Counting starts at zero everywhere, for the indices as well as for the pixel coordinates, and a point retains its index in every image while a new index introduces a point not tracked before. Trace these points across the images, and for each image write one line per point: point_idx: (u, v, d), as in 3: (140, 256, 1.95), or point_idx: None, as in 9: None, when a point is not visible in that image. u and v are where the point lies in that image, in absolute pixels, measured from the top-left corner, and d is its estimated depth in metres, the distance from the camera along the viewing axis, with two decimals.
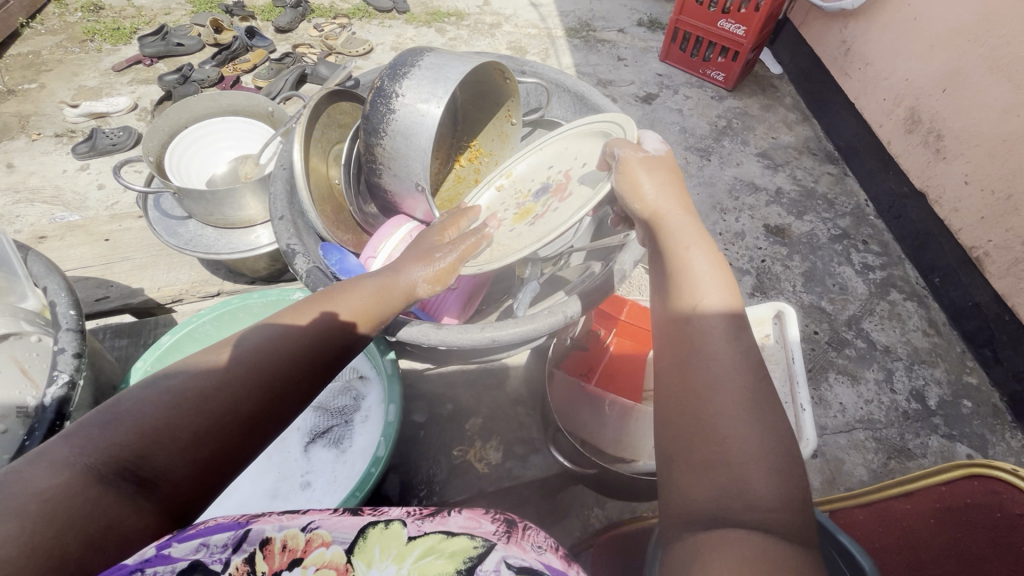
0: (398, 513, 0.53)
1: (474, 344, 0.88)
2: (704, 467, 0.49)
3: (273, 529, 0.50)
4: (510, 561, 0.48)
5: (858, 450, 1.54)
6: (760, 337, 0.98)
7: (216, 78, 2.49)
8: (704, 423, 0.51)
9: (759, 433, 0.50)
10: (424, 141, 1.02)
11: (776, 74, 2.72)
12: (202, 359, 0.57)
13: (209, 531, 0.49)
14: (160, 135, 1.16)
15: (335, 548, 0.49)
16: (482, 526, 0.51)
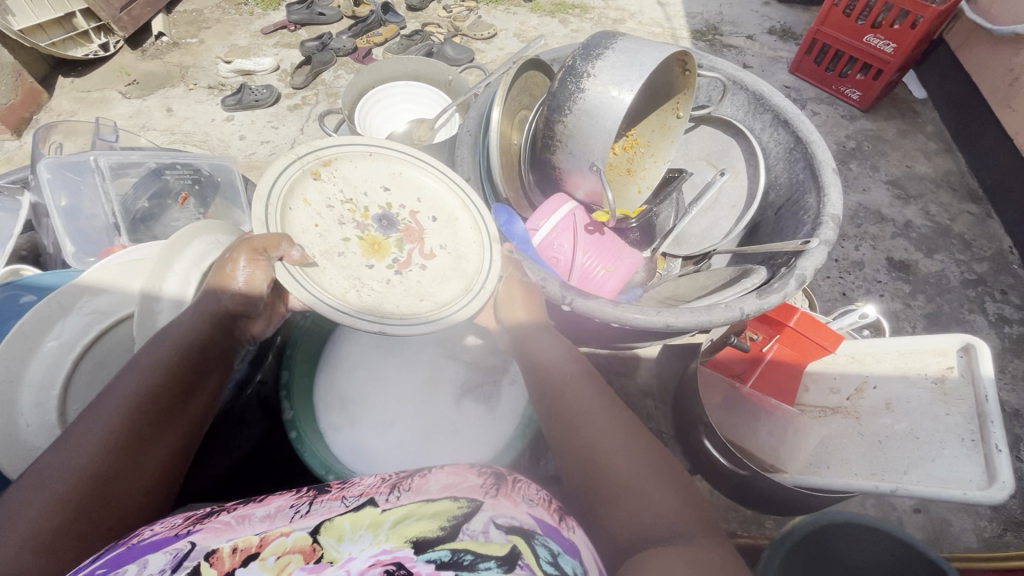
0: (368, 494, 0.50)
1: (647, 326, 0.88)
2: (622, 503, 0.54)
3: (219, 540, 0.44)
4: (499, 521, 0.44)
5: (969, 513, 1.28)
6: (939, 367, 0.92)
7: (349, 48, 2.16)
8: (607, 469, 0.58)
9: (648, 466, 0.58)
10: (611, 123, 1.03)
11: (918, 97, 2.17)
12: (108, 396, 0.61)
13: (140, 553, 0.43)
14: (354, 93, 1.25)
15: (297, 534, 0.43)
16: (466, 481, 0.52)
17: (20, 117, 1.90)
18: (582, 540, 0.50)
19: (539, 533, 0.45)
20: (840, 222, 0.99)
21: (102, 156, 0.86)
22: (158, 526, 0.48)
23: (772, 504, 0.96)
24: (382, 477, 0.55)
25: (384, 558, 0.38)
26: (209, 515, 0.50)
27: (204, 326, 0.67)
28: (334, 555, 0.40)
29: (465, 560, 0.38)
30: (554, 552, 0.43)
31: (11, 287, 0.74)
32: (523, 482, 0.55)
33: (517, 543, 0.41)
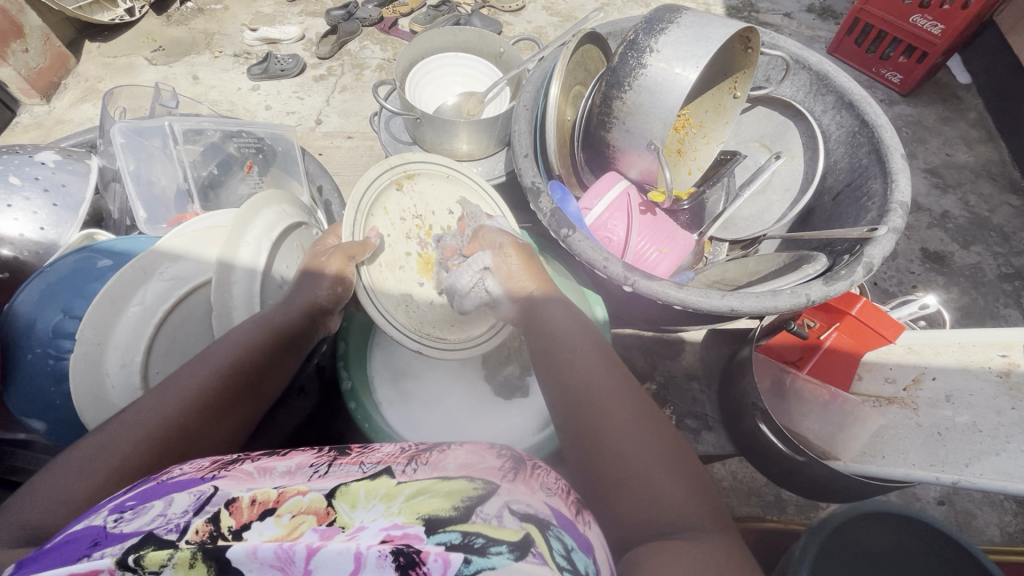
0: (385, 464, 0.47)
1: (710, 310, 0.87)
2: (632, 492, 0.52)
3: (240, 488, 0.41)
4: (514, 507, 0.41)
5: (993, 506, 1.29)
6: (1003, 362, 0.93)
7: (375, 17, 1.98)
8: (621, 453, 0.55)
9: (662, 453, 0.55)
10: (673, 102, 0.98)
11: (960, 84, 2.01)
12: (195, 368, 0.65)
13: (166, 491, 0.42)
14: (403, 63, 1.22)
15: (312, 495, 0.40)
16: (484, 462, 0.49)
17: (50, 82, 1.85)
18: (598, 535, 0.47)
19: (554, 524, 0.42)
20: (909, 210, 0.96)
21: (174, 122, 0.87)
22: (186, 468, 0.47)
23: (821, 490, 0.97)
24: (402, 447, 0.53)
25: (395, 533, 0.35)
26: (234, 462, 0.48)
27: (298, 316, 0.75)
28: (346, 521, 0.37)
29: (476, 543, 0.34)
30: (567, 547, 0.40)
31: (87, 252, 0.75)
32: (542, 468, 0.52)
33: (530, 533, 0.38)
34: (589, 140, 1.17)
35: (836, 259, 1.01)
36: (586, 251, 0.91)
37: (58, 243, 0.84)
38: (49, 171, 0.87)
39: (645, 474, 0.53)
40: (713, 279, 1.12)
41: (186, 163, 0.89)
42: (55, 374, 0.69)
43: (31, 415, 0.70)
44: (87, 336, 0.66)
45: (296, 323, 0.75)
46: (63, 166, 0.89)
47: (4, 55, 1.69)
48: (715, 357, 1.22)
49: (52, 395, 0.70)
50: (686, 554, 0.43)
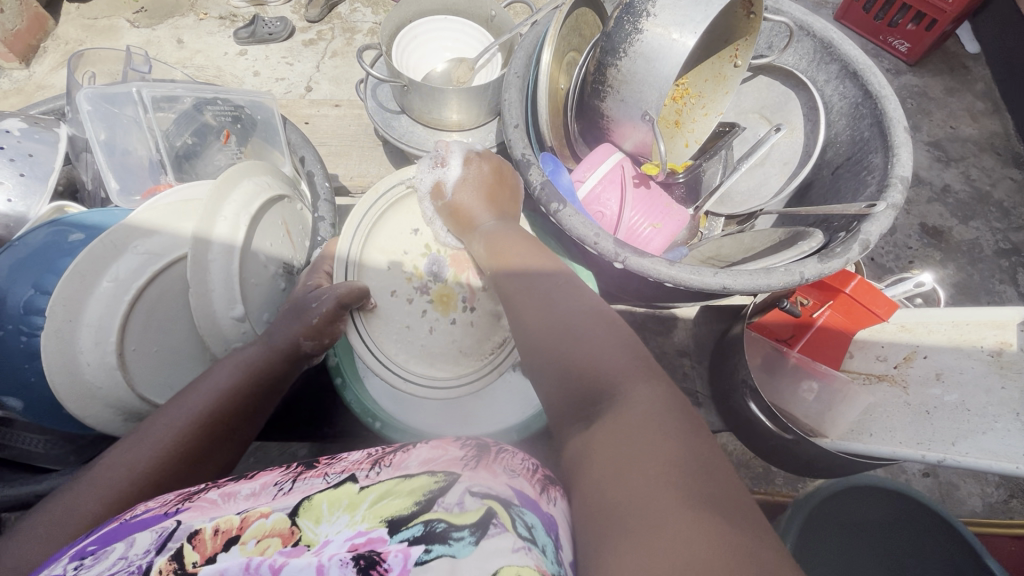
0: (349, 471, 0.51)
1: (704, 288, 0.86)
2: (571, 382, 0.54)
3: (201, 520, 0.44)
4: (475, 489, 0.45)
5: (977, 479, 1.31)
6: (996, 341, 0.90)
7: None
8: (556, 345, 0.57)
9: (593, 327, 0.57)
10: (670, 71, 0.94)
11: (970, 53, 1.94)
12: (162, 423, 0.64)
13: (128, 532, 0.45)
14: (389, 26, 1.17)
15: (275, 516, 0.44)
16: (447, 455, 0.53)
17: (28, 45, 1.77)
18: (562, 511, 0.50)
19: (517, 503, 0.46)
20: (910, 185, 0.93)
21: (143, 87, 0.82)
22: (151, 503, 0.50)
23: (807, 466, 0.97)
24: (367, 452, 0.56)
25: (359, 541, 0.40)
26: (198, 492, 0.51)
27: (276, 357, 0.75)
28: (310, 538, 0.41)
29: (437, 529, 0.40)
30: (529, 524, 0.44)
31: (58, 225, 0.72)
32: (507, 453, 0.56)
33: (491, 507, 0.43)
34: (584, 110, 1.13)
35: (833, 235, 0.99)
36: (576, 227, 0.88)
37: (27, 216, 0.82)
38: (15, 139, 0.82)
39: (577, 360, 0.55)
40: (709, 254, 1.09)
41: (159, 132, 0.85)
42: (29, 351, 0.68)
43: (6, 393, 0.69)
44: (58, 313, 0.63)
45: (275, 365, 0.75)
46: (29, 134, 0.84)
47: None
48: (706, 333, 1.21)
49: (26, 372, 0.68)
50: (627, 428, 0.47)
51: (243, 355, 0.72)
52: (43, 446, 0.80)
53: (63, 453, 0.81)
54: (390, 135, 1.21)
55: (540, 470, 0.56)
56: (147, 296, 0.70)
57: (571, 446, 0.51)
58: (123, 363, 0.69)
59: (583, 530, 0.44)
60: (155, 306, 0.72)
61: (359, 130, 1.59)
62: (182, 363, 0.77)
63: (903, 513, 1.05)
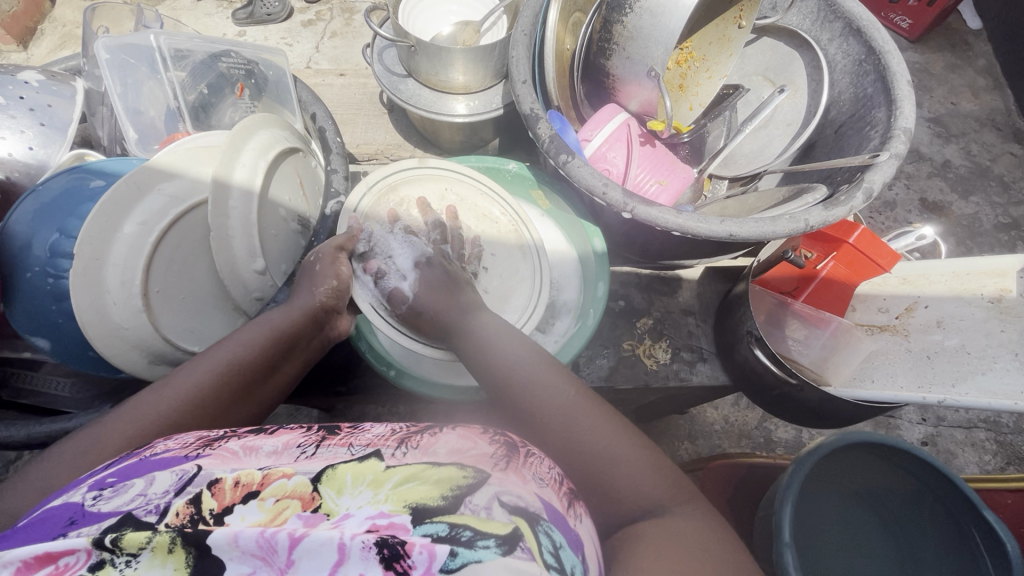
0: (374, 446, 0.52)
1: (710, 235, 0.87)
2: (614, 482, 0.59)
3: (223, 470, 0.47)
4: (504, 499, 0.46)
5: (975, 448, 1.34)
6: (995, 288, 0.91)
7: None
8: (611, 436, 0.62)
9: (649, 445, 0.62)
10: (676, 24, 0.95)
11: (972, 30, 1.95)
12: (187, 375, 0.65)
13: (150, 469, 0.47)
14: None
15: (296, 479, 0.46)
16: (476, 448, 0.54)
17: (25, 27, 1.76)
18: (586, 529, 0.52)
19: (544, 519, 0.46)
20: (912, 136, 0.95)
21: (160, 36, 0.85)
22: (171, 444, 0.53)
23: (810, 414, 1.00)
24: (391, 428, 0.57)
25: (381, 523, 0.40)
26: (218, 440, 0.53)
27: (296, 320, 0.75)
28: (330, 508, 0.42)
29: (463, 535, 0.39)
30: (556, 543, 0.44)
31: (79, 172, 0.73)
32: (535, 457, 0.57)
33: (519, 526, 0.42)
34: (590, 70, 1.15)
35: (836, 188, 1.00)
36: (585, 177, 0.90)
37: (48, 164, 0.82)
38: (33, 91, 0.84)
39: (627, 461, 0.60)
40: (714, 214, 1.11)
41: (176, 83, 0.86)
42: (56, 292, 0.69)
43: (34, 332, 0.70)
44: (84, 252, 0.64)
45: (302, 330, 0.76)
46: (47, 86, 0.86)
47: None
48: (711, 294, 1.23)
49: (53, 313, 0.70)
50: (674, 538, 0.50)
51: (273, 320, 0.73)
52: (71, 390, 0.81)
53: (88, 398, 0.81)
54: (398, 98, 1.23)
55: (564, 481, 0.57)
56: (166, 242, 0.72)
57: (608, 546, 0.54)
58: (147, 304, 0.71)
59: None
60: (175, 252, 0.73)
61: (362, 100, 1.59)
62: (202, 307, 0.79)
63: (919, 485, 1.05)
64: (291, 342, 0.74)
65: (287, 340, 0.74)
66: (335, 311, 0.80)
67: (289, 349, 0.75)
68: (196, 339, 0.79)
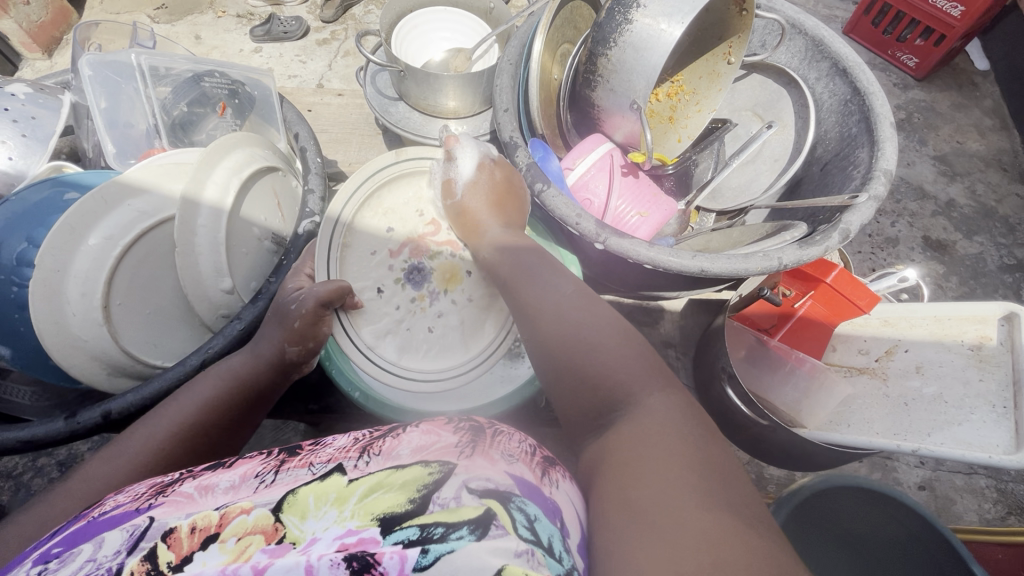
0: (336, 461, 0.49)
1: (682, 269, 0.87)
2: (583, 387, 0.59)
3: (177, 517, 0.43)
4: (472, 485, 0.43)
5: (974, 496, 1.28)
6: (977, 334, 0.89)
7: None
8: (575, 342, 0.62)
9: (602, 334, 0.62)
10: (656, 60, 0.96)
11: (978, 70, 1.95)
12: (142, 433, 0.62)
13: (99, 530, 0.43)
14: (391, 14, 1.21)
15: (257, 512, 0.42)
16: (440, 441, 0.50)
17: (51, 37, 1.83)
18: (565, 495, 0.50)
19: (518, 495, 0.44)
20: (893, 178, 0.94)
21: (141, 55, 0.87)
22: (121, 498, 0.48)
23: (785, 457, 0.97)
24: (353, 439, 0.54)
25: (349, 541, 0.37)
26: (173, 484, 0.49)
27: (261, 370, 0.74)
28: (295, 535, 0.39)
29: (435, 533, 0.38)
30: (531, 517, 0.42)
31: (56, 183, 0.75)
32: (504, 435, 0.54)
33: (492, 507, 0.41)
34: (577, 99, 1.16)
35: (816, 227, 0.99)
36: (559, 208, 0.90)
37: (27, 174, 0.85)
38: (19, 103, 0.87)
39: (588, 362, 0.60)
40: (697, 247, 1.09)
41: (157, 99, 0.90)
42: (19, 301, 0.70)
43: None
44: (46, 263, 0.65)
45: (264, 375, 0.75)
46: (34, 99, 0.89)
47: (6, 6, 1.66)
48: (693, 327, 1.21)
49: (15, 322, 0.71)
50: (643, 434, 0.51)
51: (230, 365, 0.72)
52: (30, 398, 0.82)
53: (48, 406, 0.83)
54: (387, 120, 1.24)
55: (538, 451, 0.55)
56: (132, 255, 0.73)
57: (590, 451, 0.56)
58: (107, 317, 0.71)
59: (596, 522, 0.46)
60: (141, 265, 0.74)
61: (360, 119, 1.62)
62: (167, 321, 0.79)
63: (907, 531, 1.00)
64: (255, 387, 0.74)
65: (252, 385, 0.73)
66: (301, 360, 0.79)
67: (256, 395, 0.74)
68: (158, 353, 0.79)
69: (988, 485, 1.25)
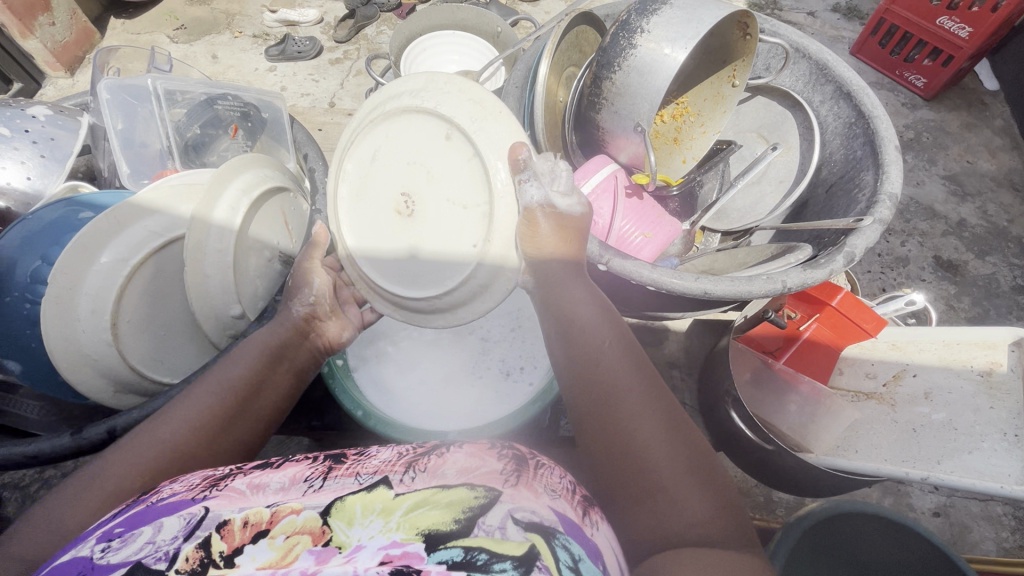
0: (382, 473, 0.47)
1: (686, 291, 0.87)
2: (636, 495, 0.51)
3: (231, 509, 0.42)
4: (518, 515, 0.41)
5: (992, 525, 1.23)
6: (985, 360, 0.88)
7: (393, 3, 1.96)
8: (640, 437, 0.53)
9: (671, 441, 0.53)
10: (660, 83, 0.97)
11: (988, 90, 1.94)
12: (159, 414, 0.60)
13: (156, 515, 0.43)
14: (400, 38, 1.24)
15: (307, 513, 0.41)
16: (486, 466, 0.49)
17: (74, 56, 1.88)
18: (605, 537, 0.47)
19: (561, 532, 0.42)
20: (898, 202, 0.94)
21: (157, 80, 0.91)
22: (177, 486, 0.47)
23: (792, 482, 0.96)
24: (397, 452, 0.53)
25: (394, 552, 0.36)
26: (225, 478, 0.48)
27: (284, 332, 0.74)
28: (342, 540, 0.38)
29: (478, 559, 0.35)
30: (575, 556, 0.40)
31: (70, 204, 0.77)
32: (545, 467, 0.53)
33: (536, 543, 0.39)
34: (580, 120, 1.17)
35: (822, 249, 0.99)
36: None
37: (44, 193, 0.89)
38: (39, 124, 0.91)
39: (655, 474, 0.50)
40: (703, 267, 1.08)
41: (171, 122, 0.94)
42: (31, 318, 0.72)
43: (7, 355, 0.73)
44: (58, 282, 0.67)
45: (287, 339, 0.73)
46: (54, 120, 0.93)
47: (31, 27, 1.72)
48: (699, 348, 1.21)
49: (28, 338, 0.73)
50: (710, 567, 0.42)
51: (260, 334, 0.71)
52: (38, 413, 0.84)
53: (55, 421, 0.85)
54: None
55: (577, 488, 0.52)
56: (143, 273, 0.74)
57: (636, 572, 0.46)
58: (116, 335, 0.73)
59: None
60: (152, 282, 0.76)
61: None
62: (177, 339, 0.81)
63: (922, 565, 0.94)
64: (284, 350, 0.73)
65: (282, 346, 0.72)
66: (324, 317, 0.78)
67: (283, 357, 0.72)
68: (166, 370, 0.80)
69: (1005, 512, 1.22)
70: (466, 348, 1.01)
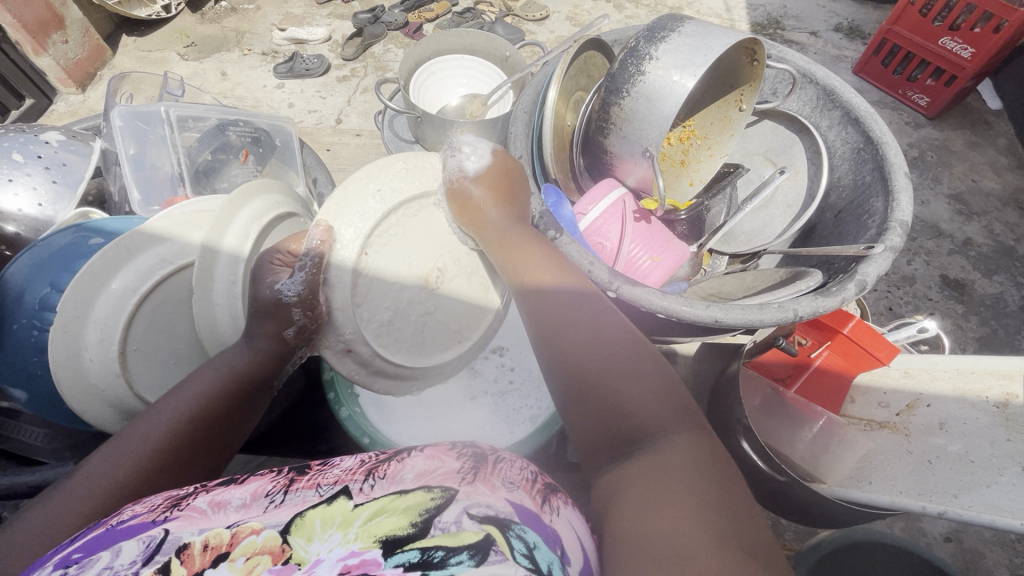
0: (342, 483, 0.44)
1: (694, 319, 0.86)
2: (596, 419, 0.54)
3: (190, 531, 0.39)
4: (473, 510, 0.40)
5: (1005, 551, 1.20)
6: None
7: (400, 22, 1.99)
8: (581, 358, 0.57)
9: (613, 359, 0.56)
10: (668, 109, 0.97)
11: (992, 110, 1.95)
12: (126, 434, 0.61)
13: (114, 540, 0.39)
14: (409, 63, 1.26)
15: (268, 532, 0.38)
16: (444, 466, 0.46)
17: (86, 72, 1.90)
18: (567, 522, 0.46)
19: (517, 522, 0.40)
20: (909, 229, 0.93)
21: (171, 108, 0.92)
22: (138, 508, 0.44)
23: (803, 513, 0.94)
24: (361, 459, 0.49)
25: (352, 563, 0.35)
26: (187, 497, 0.45)
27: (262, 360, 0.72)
28: (301, 557, 0.36)
29: (435, 557, 0.35)
30: (530, 544, 0.39)
31: (81, 230, 0.76)
32: (505, 462, 0.50)
33: (491, 533, 0.38)
34: (587, 144, 1.17)
35: (833, 276, 0.98)
36: (572, 255, 0.90)
37: (54, 220, 0.89)
38: (52, 150, 0.92)
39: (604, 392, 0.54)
40: (710, 290, 1.08)
41: (183, 149, 0.95)
42: (38, 345, 0.72)
43: (12, 384, 0.73)
44: (67, 310, 0.67)
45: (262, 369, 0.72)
46: (66, 146, 0.94)
47: (45, 45, 1.75)
48: (707, 373, 1.20)
49: (35, 365, 0.72)
50: (664, 475, 0.46)
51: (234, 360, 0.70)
52: (41, 440, 0.84)
53: (58, 448, 0.84)
54: None
55: (540, 477, 0.50)
56: (150, 301, 0.74)
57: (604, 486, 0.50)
58: (124, 365, 0.72)
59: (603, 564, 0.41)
60: (157, 311, 0.76)
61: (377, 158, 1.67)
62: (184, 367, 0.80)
63: None
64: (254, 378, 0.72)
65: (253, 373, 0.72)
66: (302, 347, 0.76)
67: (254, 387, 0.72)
68: None
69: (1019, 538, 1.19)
70: (473, 375, 1.01)
